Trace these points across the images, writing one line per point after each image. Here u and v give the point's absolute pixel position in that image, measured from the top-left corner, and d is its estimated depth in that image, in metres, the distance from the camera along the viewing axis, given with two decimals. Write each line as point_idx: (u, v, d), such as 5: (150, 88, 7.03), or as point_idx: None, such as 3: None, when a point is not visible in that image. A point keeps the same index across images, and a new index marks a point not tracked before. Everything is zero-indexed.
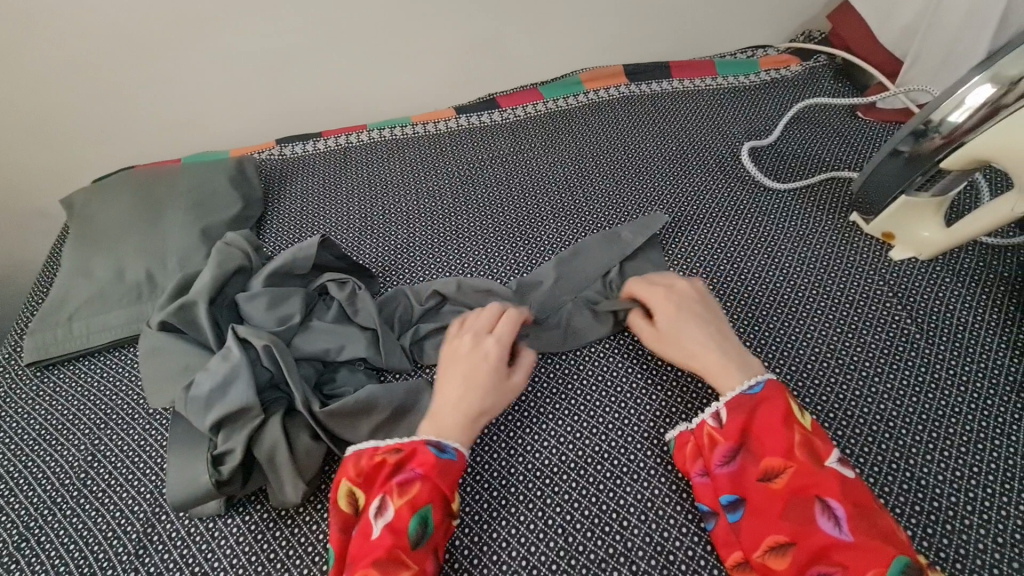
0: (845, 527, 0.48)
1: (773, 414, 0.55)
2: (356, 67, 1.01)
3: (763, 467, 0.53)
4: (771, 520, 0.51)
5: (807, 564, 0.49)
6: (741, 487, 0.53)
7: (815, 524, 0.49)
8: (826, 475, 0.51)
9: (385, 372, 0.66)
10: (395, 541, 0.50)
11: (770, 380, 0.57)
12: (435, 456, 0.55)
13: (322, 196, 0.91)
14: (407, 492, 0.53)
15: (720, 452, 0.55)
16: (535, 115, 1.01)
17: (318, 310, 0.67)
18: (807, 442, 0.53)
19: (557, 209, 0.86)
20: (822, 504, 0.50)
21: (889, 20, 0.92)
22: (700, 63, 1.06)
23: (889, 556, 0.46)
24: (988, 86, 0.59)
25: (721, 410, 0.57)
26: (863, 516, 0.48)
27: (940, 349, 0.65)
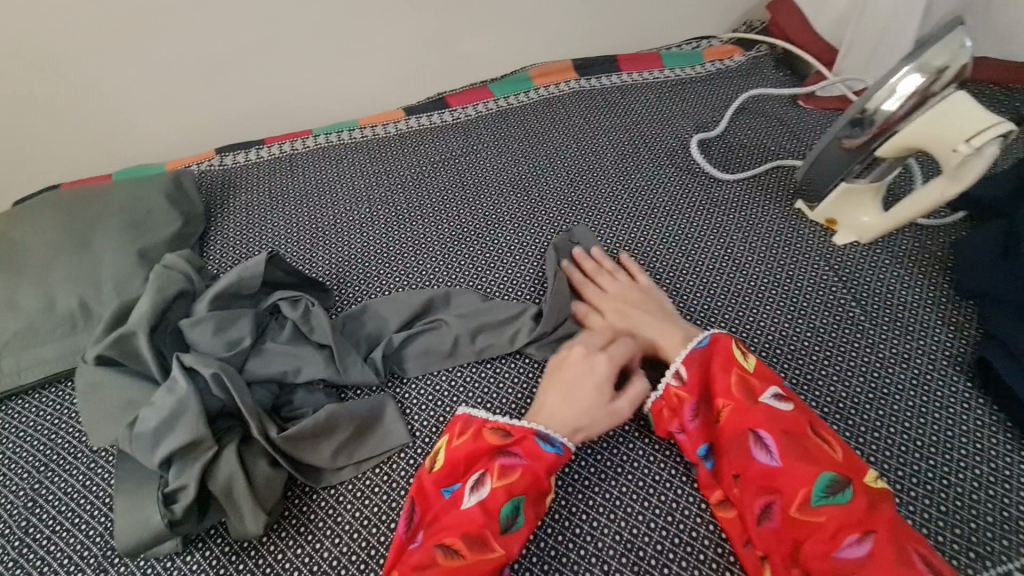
0: (777, 453, 0.54)
1: (717, 365, 0.59)
2: (298, 69, 0.96)
3: (716, 411, 0.58)
4: (729, 458, 0.56)
5: (755, 495, 0.53)
6: (706, 435, 0.58)
7: (753, 455, 0.54)
8: (759, 412, 0.56)
9: (345, 390, 0.64)
10: (486, 519, 0.52)
11: (713, 334, 0.61)
12: (544, 449, 0.56)
13: (269, 208, 0.87)
14: (507, 476, 0.54)
15: (688, 408, 0.58)
16: (486, 114, 1.00)
17: (270, 330, 0.64)
18: (746, 383, 0.58)
19: (513, 208, 0.85)
20: (756, 436, 0.55)
21: (823, 10, 0.95)
22: (646, 55, 1.07)
23: (815, 474, 0.52)
24: (917, 75, 0.62)
25: (677, 368, 0.60)
26: (795, 442, 0.54)
27: (883, 331, 0.67)
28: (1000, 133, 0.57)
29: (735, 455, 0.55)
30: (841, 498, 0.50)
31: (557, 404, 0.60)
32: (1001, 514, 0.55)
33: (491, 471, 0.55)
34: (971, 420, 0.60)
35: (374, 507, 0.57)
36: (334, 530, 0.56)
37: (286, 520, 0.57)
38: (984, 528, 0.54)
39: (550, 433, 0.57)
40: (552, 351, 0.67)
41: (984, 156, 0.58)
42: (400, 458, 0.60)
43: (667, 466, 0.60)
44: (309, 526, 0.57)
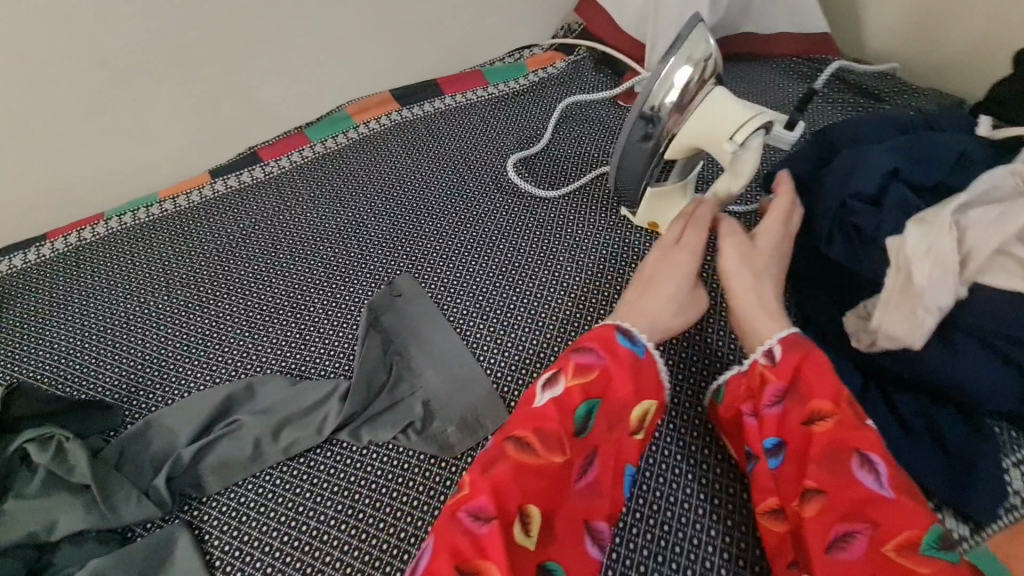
0: (884, 483, 0.44)
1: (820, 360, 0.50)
2: (68, 150, 0.84)
3: (808, 408, 0.49)
4: (807, 463, 0.48)
5: (835, 518, 0.45)
6: (786, 429, 0.50)
7: (849, 476, 0.45)
8: (871, 431, 0.46)
9: (129, 529, 0.55)
10: (563, 416, 0.49)
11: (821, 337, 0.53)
12: (628, 349, 0.53)
13: (48, 317, 0.76)
14: (585, 376, 0.51)
15: (771, 392, 0.51)
16: (303, 163, 0.92)
17: (18, 482, 0.53)
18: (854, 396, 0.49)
19: (331, 266, 0.77)
20: (863, 457, 0.45)
21: (625, 7, 0.94)
22: (469, 74, 1.02)
23: (929, 524, 0.42)
24: (687, 67, 0.58)
25: (774, 348, 0.52)
26: (906, 478, 0.44)
27: (708, 337, 0.66)
28: (762, 128, 0.59)
29: (823, 466, 0.46)
30: (952, 558, 0.40)
31: (639, 306, 0.57)
32: None
33: (566, 368, 0.51)
34: None
35: None
36: None
37: None
38: None
39: (633, 334, 0.54)
40: (368, 430, 0.60)
41: (755, 150, 0.60)
42: None
43: None
44: None
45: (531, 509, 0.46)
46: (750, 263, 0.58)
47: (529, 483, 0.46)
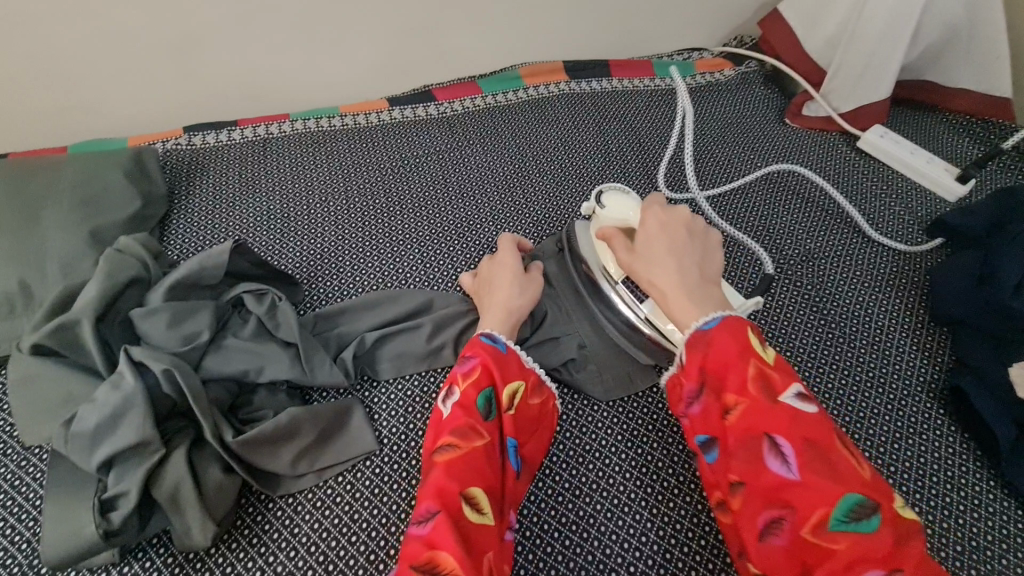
0: (792, 465, 0.43)
1: (728, 349, 0.48)
2: (276, 50, 0.89)
3: (723, 403, 0.47)
4: (732, 456, 0.46)
5: (760, 506, 0.44)
6: (708, 426, 0.49)
7: (760, 464, 0.44)
8: (780, 413, 0.44)
9: (309, 391, 0.61)
10: (464, 414, 0.51)
11: (726, 317, 0.50)
12: (490, 345, 0.56)
13: (236, 192, 0.82)
14: (470, 375, 0.53)
15: (686, 391, 0.50)
16: (475, 111, 0.96)
17: (232, 325, 0.60)
18: (765, 375, 0.46)
19: (497, 209, 0.82)
20: (771, 441, 0.44)
21: (814, 29, 0.95)
22: (639, 63, 1.05)
23: (838, 496, 0.41)
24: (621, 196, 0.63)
25: (680, 351, 0.51)
26: (818, 453, 0.42)
27: (860, 354, 0.68)
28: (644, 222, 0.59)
29: (737, 456, 0.45)
30: (862, 525, 0.40)
31: (488, 301, 0.62)
32: (973, 545, 0.55)
33: (454, 379, 0.54)
34: (943, 448, 0.61)
35: (334, 519, 0.54)
36: (290, 543, 0.53)
37: (237, 530, 0.53)
38: (955, 557, 0.54)
39: (495, 333, 0.58)
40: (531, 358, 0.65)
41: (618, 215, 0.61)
42: (364, 466, 0.57)
43: (642, 483, 0.58)
44: (262, 538, 0.53)
45: (475, 491, 0.47)
46: (651, 270, 0.55)
47: (460, 473, 0.48)
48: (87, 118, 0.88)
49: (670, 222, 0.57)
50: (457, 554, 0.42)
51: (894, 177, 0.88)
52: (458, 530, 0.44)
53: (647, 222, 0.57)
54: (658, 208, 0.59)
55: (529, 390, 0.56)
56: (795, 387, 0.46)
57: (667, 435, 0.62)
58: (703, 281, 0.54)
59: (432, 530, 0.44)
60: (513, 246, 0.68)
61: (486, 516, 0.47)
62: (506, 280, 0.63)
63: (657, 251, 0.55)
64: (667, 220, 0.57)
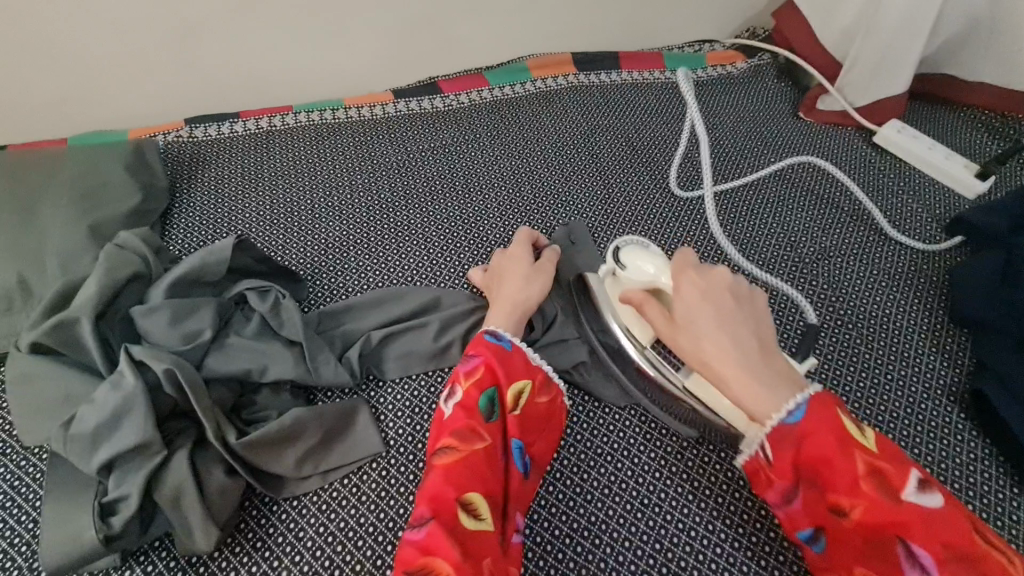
0: (933, 573, 0.41)
1: (828, 441, 0.45)
2: (279, 40, 0.87)
3: (832, 503, 0.44)
4: (854, 556, 0.44)
5: None
6: (820, 522, 0.46)
7: (895, 570, 0.42)
8: (906, 512, 0.42)
9: (315, 391, 0.60)
10: (464, 416, 0.51)
11: (812, 400, 0.46)
12: (493, 344, 0.55)
13: (238, 186, 0.80)
14: (473, 374, 0.53)
15: (783, 489, 0.47)
16: (481, 103, 0.94)
17: (235, 323, 0.59)
18: (876, 468, 0.43)
19: (505, 205, 0.80)
20: (906, 546, 0.42)
21: (830, 21, 0.92)
22: (648, 55, 1.03)
23: None
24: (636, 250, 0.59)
25: (761, 444, 0.48)
26: (957, 557, 0.41)
27: (879, 357, 0.66)
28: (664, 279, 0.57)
29: (864, 556, 0.44)
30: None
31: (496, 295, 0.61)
32: None
33: (456, 379, 0.54)
34: (965, 454, 0.59)
35: (340, 522, 0.53)
36: (295, 547, 0.52)
37: (241, 534, 0.52)
38: None
39: (499, 330, 0.57)
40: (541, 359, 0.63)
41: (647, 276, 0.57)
42: (371, 469, 0.56)
43: (656, 488, 0.57)
44: (266, 541, 0.52)
45: (474, 495, 0.47)
46: (707, 349, 0.50)
47: (458, 477, 0.48)
48: (86, 110, 0.86)
49: (710, 287, 0.53)
50: (448, 560, 0.42)
51: (911, 173, 0.86)
52: (451, 534, 0.44)
53: (683, 290, 0.53)
54: (692, 271, 0.54)
55: (536, 388, 0.55)
56: (911, 477, 0.44)
57: (681, 438, 0.60)
58: (761, 353, 0.50)
59: (426, 535, 0.44)
60: (530, 245, 0.67)
61: (483, 521, 0.46)
62: (516, 276, 0.62)
63: (705, 324, 0.50)
64: (706, 285, 0.53)
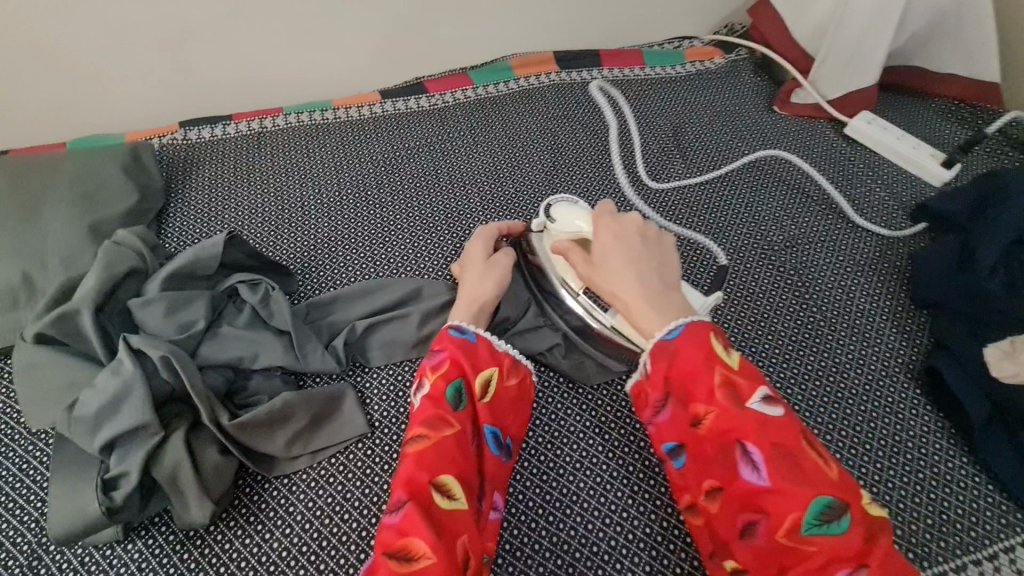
0: (763, 473, 0.42)
1: (692, 357, 0.47)
2: (268, 46, 0.90)
3: (692, 411, 0.47)
4: (707, 464, 0.46)
5: (736, 511, 0.44)
6: (679, 433, 0.48)
7: (733, 472, 0.44)
8: (748, 419, 0.44)
9: (304, 377, 0.63)
10: (434, 407, 0.52)
11: (690, 324, 0.48)
12: (458, 337, 0.57)
13: (231, 185, 0.84)
14: (440, 366, 0.54)
15: (653, 400, 0.49)
16: (465, 102, 0.97)
17: (227, 314, 0.62)
18: (731, 381, 0.45)
19: (486, 199, 0.84)
20: (742, 449, 0.44)
21: (803, 17, 0.95)
22: (629, 52, 1.06)
23: (819, 495, 0.41)
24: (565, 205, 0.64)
25: (645, 362, 0.50)
26: (785, 459, 0.42)
27: (840, 337, 0.69)
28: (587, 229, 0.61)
29: (713, 462, 0.46)
30: (834, 529, 0.40)
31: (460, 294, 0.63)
32: (943, 518, 0.57)
33: (424, 372, 0.55)
34: (918, 426, 0.63)
35: (328, 497, 0.56)
36: (286, 520, 0.55)
37: (235, 509, 0.56)
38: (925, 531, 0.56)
39: (463, 324, 0.58)
40: (518, 344, 0.66)
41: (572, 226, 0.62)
42: (356, 449, 0.59)
43: (625, 463, 0.61)
44: (258, 516, 0.55)
45: (446, 480, 0.48)
46: (611, 279, 0.53)
47: (431, 465, 0.48)
48: (84, 114, 0.89)
49: (621, 226, 0.57)
50: (428, 539, 0.44)
51: (880, 163, 0.89)
52: (428, 516, 0.45)
53: (597, 233, 0.57)
54: (608, 216, 0.58)
55: (504, 375, 0.57)
56: (762, 391, 0.45)
57: None
58: (663, 287, 0.53)
59: (402, 518, 0.45)
60: (485, 242, 0.69)
61: (457, 501, 0.48)
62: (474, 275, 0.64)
63: (613, 262, 0.54)
64: (617, 225, 0.57)
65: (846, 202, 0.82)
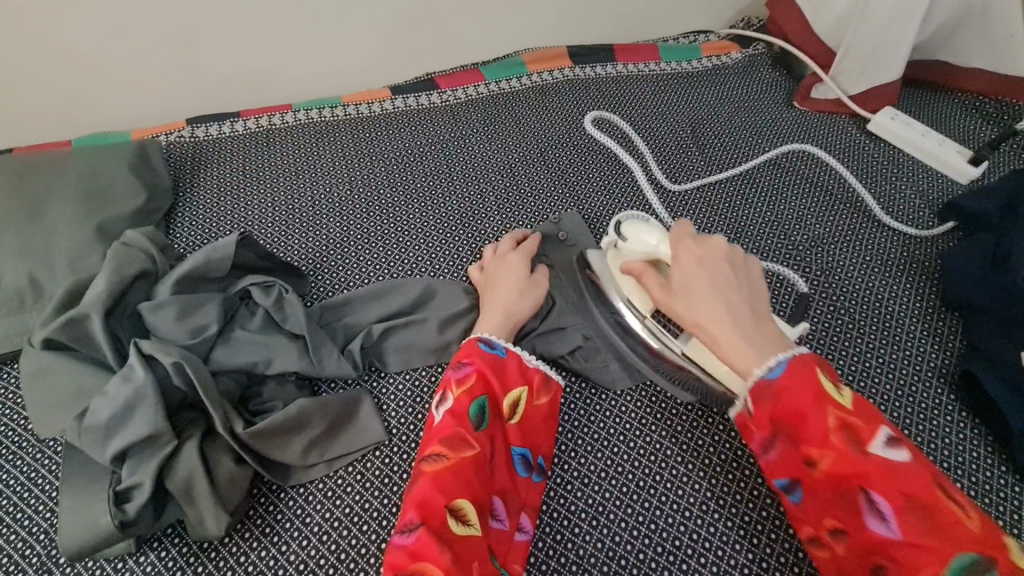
0: (893, 523, 0.41)
1: (801, 395, 0.45)
2: (276, 42, 0.88)
3: (802, 451, 0.45)
4: (824, 504, 0.44)
5: (862, 559, 0.42)
6: (790, 472, 0.46)
7: (858, 520, 0.42)
8: (870, 465, 0.42)
9: (318, 382, 0.61)
10: (455, 423, 0.51)
11: (792, 360, 0.46)
12: (486, 351, 0.56)
13: (240, 184, 0.82)
14: (464, 382, 0.54)
15: (759, 437, 0.48)
16: (477, 99, 0.95)
17: (240, 318, 0.60)
18: (847, 422, 0.44)
19: (502, 198, 0.81)
20: (868, 496, 0.42)
21: (823, 11, 0.93)
22: (643, 47, 1.03)
23: (955, 549, 0.39)
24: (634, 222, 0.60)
25: (744, 398, 0.48)
26: (917, 508, 0.40)
27: (870, 340, 0.67)
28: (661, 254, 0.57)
29: (829, 505, 0.44)
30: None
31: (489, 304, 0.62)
32: None
33: (448, 385, 0.54)
34: (954, 433, 0.61)
35: (346, 507, 0.55)
36: (303, 532, 0.53)
37: (250, 520, 0.54)
38: None
39: (493, 338, 0.58)
40: (538, 348, 0.64)
41: (646, 247, 0.57)
42: (375, 457, 0.58)
43: (651, 471, 0.59)
44: (274, 527, 0.54)
45: (462, 502, 0.47)
46: (697, 310, 0.50)
47: (447, 484, 0.48)
48: (89, 112, 0.87)
49: (707, 252, 0.53)
50: (442, 564, 0.43)
51: (905, 161, 0.86)
52: (442, 539, 0.44)
53: (679, 258, 0.53)
54: (689, 239, 0.54)
55: (534, 393, 0.57)
56: (883, 433, 0.43)
57: (677, 422, 0.62)
58: (756, 318, 0.50)
59: (416, 541, 0.44)
60: (527, 256, 0.66)
61: (472, 526, 0.47)
62: (509, 287, 0.63)
63: (700, 289, 0.51)
64: (700, 250, 0.53)
65: (871, 200, 0.80)
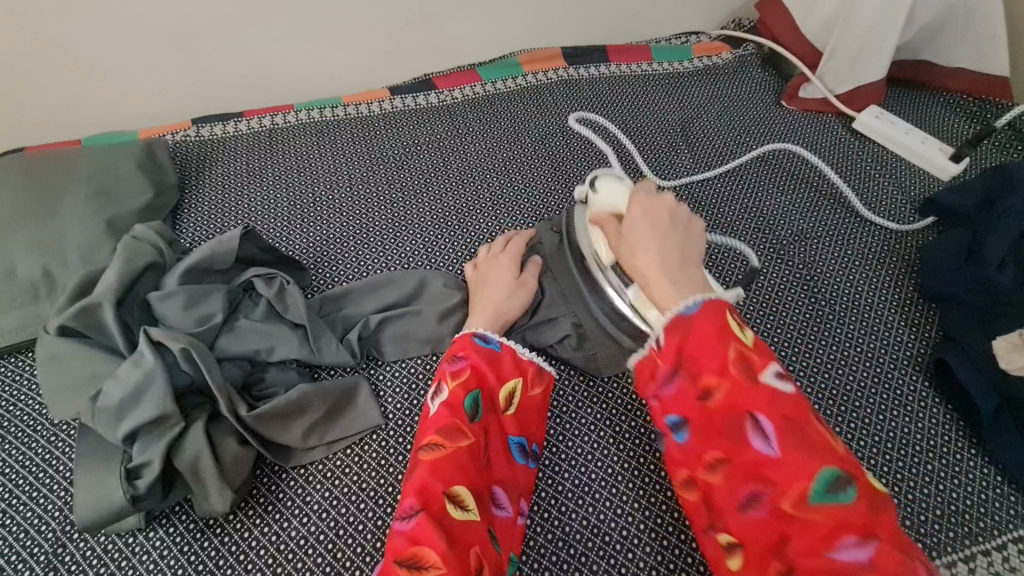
0: (772, 441, 0.42)
1: (706, 330, 0.46)
2: (278, 44, 0.91)
3: (702, 384, 0.46)
4: (711, 436, 0.45)
5: (739, 484, 0.43)
6: (686, 408, 0.47)
7: (741, 443, 0.43)
8: (758, 392, 0.43)
9: (318, 369, 0.64)
10: (451, 414, 0.53)
11: (706, 300, 0.48)
12: (480, 345, 0.58)
13: (243, 182, 0.85)
14: (459, 375, 0.56)
15: (663, 374, 0.48)
16: (473, 98, 0.98)
17: (244, 308, 0.63)
18: (744, 356, 0.45)
19: (496, 195, 0.84)
20: (752, 420, 0.43)
21: (810, 14, 0.95)
22: (635, 47, 1.06)
23: (819, 467, 0.40)
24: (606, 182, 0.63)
25: (659, 334, 0.49)
26: (796, 430, 0.41)
27: (849, 330, 0.70)
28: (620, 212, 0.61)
29: (719, 435, 0.44)
30: (840, 497, 0.39)
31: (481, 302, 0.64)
32: (953, 509, 0.57)
33: (443, 378, 0.56)
34: (927, 418, 0.63)
35: (344, 487, 0.57)
36: (303, 510, 0.56)
37: (253, 499, 0.57)
38: (934, 521, 0.57)
39: (487, 333, 0.60)
40: (529, 337, 0.67)
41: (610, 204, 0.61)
42: (372, 440, 0.60)
43: (635, 454, 0.61)
44: (276, 505, 0.56)
45: (458, 489, 0.50)
46: (638, 253, 0.54)
47: (444, 473, 0.50)
48: (97, 112, 0.90)
49: (656, 206, 0.56)
50: (439, 548, 0.45)
51: (889, 158, 0.89)
52: (441, 525, 0.47)
53: (631, 209, 0.56)
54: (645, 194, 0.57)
55: (529, 383, 0.60)
56: (774, 368, 0.45)
57: None
58: (685, 267, 0.53)
59: (415, 526, 0.47)
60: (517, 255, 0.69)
61: (469, 511, 0.49)
62: (500, 285, 0.65)
63: (642, 239, 0.54)
64: (651, 205, 0.56)
65: (854, 197, 0.82)
